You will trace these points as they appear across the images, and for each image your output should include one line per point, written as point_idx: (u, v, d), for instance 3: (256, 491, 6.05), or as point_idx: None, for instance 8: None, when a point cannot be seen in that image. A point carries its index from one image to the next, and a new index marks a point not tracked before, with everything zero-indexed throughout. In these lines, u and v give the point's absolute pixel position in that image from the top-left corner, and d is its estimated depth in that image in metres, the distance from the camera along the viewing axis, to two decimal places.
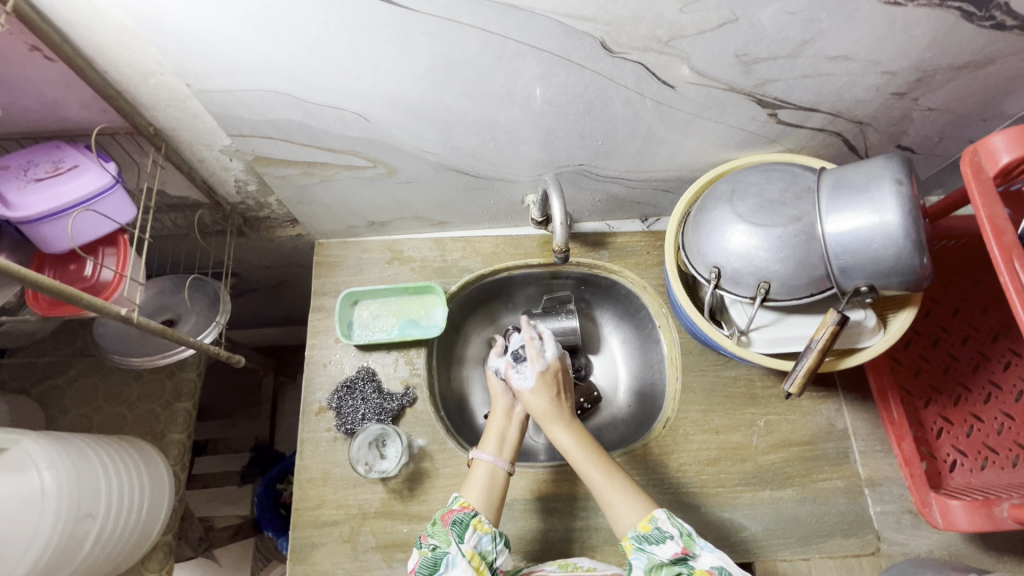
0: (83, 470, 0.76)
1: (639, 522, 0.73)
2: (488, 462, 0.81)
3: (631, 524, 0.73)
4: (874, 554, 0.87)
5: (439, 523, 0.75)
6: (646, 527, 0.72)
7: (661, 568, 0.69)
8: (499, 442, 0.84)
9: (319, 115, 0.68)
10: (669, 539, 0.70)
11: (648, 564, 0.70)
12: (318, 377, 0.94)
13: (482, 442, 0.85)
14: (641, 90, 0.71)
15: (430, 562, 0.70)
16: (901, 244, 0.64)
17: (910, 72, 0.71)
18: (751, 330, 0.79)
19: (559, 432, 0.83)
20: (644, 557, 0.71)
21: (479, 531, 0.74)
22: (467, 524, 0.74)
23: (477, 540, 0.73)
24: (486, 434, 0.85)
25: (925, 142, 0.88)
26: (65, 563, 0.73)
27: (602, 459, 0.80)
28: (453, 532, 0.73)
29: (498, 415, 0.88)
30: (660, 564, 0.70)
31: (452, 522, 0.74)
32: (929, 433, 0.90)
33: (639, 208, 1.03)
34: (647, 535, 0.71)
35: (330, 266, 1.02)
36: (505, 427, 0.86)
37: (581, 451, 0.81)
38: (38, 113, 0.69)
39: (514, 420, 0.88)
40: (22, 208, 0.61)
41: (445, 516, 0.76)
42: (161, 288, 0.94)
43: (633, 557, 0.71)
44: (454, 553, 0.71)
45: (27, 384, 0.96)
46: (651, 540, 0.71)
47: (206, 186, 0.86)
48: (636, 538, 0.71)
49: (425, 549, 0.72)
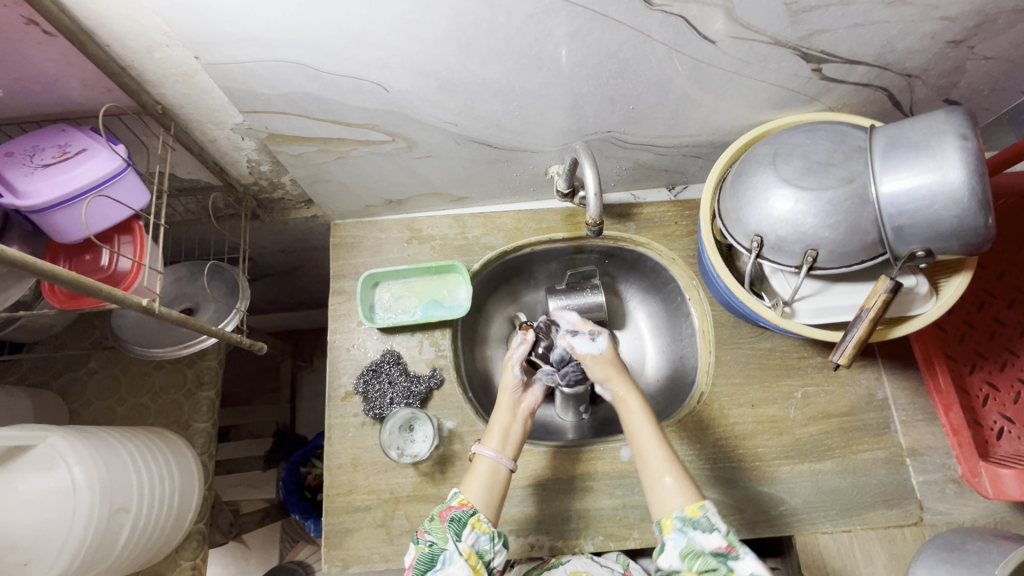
0: (113, 464, 0.75)
1: (687, 506, 0.72)
2: (489, 458, 0.79)
3: (677, 505, 0.73)
4: (917, 524, 0.86)
5: (436, 519, 0.74)
6: (693, 513, 0.71)
7: (699, 557, 0.68)
8: (503, 438, 0.82)
9: (335, 86, 0.64)
10: (715, 532, 0.69)
11: (685, 547, 0.69)
12: (342, 361, 0.92)
13: (486, 437, 0.83)
14: (678, 47, 0.66)
15: (427, 558, 0.69)
16: (965, 204, 0.60)
17: (969, 17, 0.66)
18: (794, 300, 0.76)
19: (629, 402, 0.83)
20: (682, 539, 0.70)
21: (477, 529, 0.72)
22: (465, 522, 0.72)
23: (474, 539, 0.72)
24: (489, 429, 0.83)
25: (975, 95, 0.83)
26: (102, 556, 0.73)
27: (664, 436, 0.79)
28: (451, 530, 0.71)
29: (503, 409, 0.85)
30: (697, 553, 0.69)
31: (450, 520, 0.72)
32: (974, 401, 0.87)
33: (666, 176, 0.99)
34: (695, 521, 0.70)
35: (347, 247, 0.98)
36: (511, 422, 0.84)
37: (644, 421, 0.81)
38: (40, 94, 0.65)
39: (521, 415, 0.86)
40: (32, 197, 0.58)
41: (443, 513, 0.74)
42: (177, 276, 0.91)
43: (670, 537, 0.71)
44: (451, 551, 0.69)
45: (48, 377, 0.95)
46: (697, 526, 0.70)
47: (217, 168, 0.82)
48: (681, 520, 0.71)
49: (422, 545, 0.70)
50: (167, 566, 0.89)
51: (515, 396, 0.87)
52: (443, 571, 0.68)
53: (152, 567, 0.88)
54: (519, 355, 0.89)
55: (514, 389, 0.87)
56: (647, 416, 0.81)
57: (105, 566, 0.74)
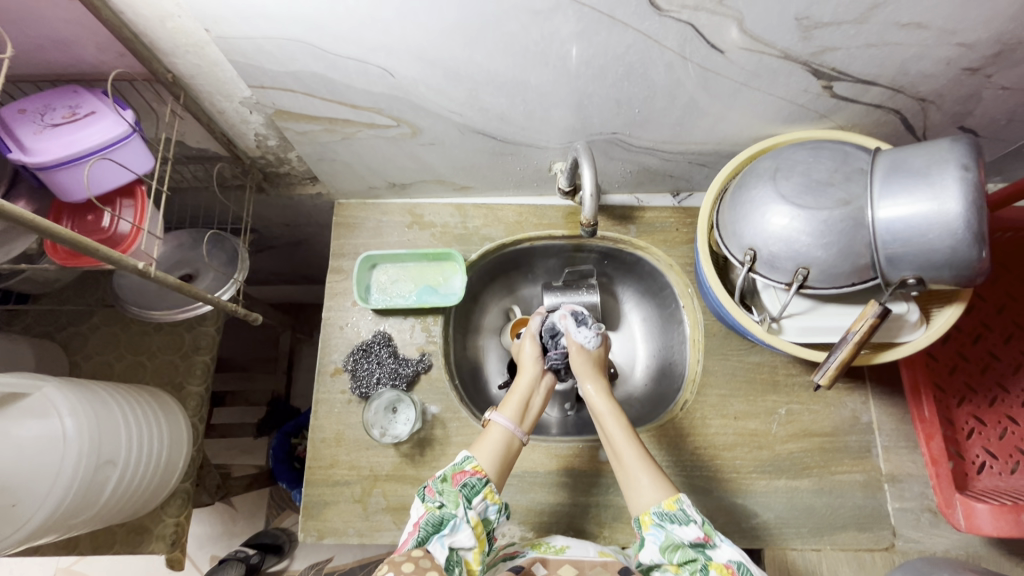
0: (103, 417, 0.77)
1: (664, 500, 0.72)
2: (505, 426, 0.79)
3: (653, 500, 0.73)
4: (888, 549, 0.86)
5: (448, 481, 0.73)
6: (670, 507, 0.71)
7: (677, 550, 0.69)
8: (520, 410, 0.83)
9: (342, 67, 0.65)
10: (693, 523, 0.69)
11: (664, 541, 0.70)
12: (334, 338, 0.94)
13: (503, 406, 0.83)
14: (686, 54, 0.66)
15: (435, 520, 0.68)
16: (959, 236, 0.59)
17: (987, 45, 0.65)
18: (783, 316, 0.76)
19: (598, 403, 0.84)
20: (661, 534, 0.70)
21: (487, 500, 0.72)
22: (477, 489, 0.71)
23: (483, 508, 0.71)
24: (507, 400, 0.84)
25: (991, 124, 0.81)
26: (87, 505, 0.75)
27: (637, 437, 0.79)
28: (462, 495, 0.70)
29: (525, 380, 0.86)
30: (677, 545, 0.70)
31: (462, 485, 0.71)
32: (959, 433, 0.87)
33: (671, 181, 0.99)
34: (671, 515, 0.70)
35: (349, 227, 1.00)
36: (528, 397, 0.85)
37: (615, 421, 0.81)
38: (56, 54, 0.67)
39: (541, 390, 0.88)
40: (39, 154, 0.60)
41: (455, 476, 0.73)
42: (180, 243, 0.93)
43: (649, 531, 0.71)
44: (461, 518, 0.68)
45: (51, 329, 0.98)
46: (674, 520, 0.70)
47: (225, 139, 0.84)
48: (659, 515, 0.71)
49: (431, 505, 0.70)
50: (152, 521, 0.92)
51: (539, 371, 0.88)
52: (449, 536, 0.68)
53: (137, 520, 0.92)
54: (536, 327, 0.92)
55: (535, 365, 0.88)
56: (617, 416, 0.82)
57: (90, 515, 0.76)
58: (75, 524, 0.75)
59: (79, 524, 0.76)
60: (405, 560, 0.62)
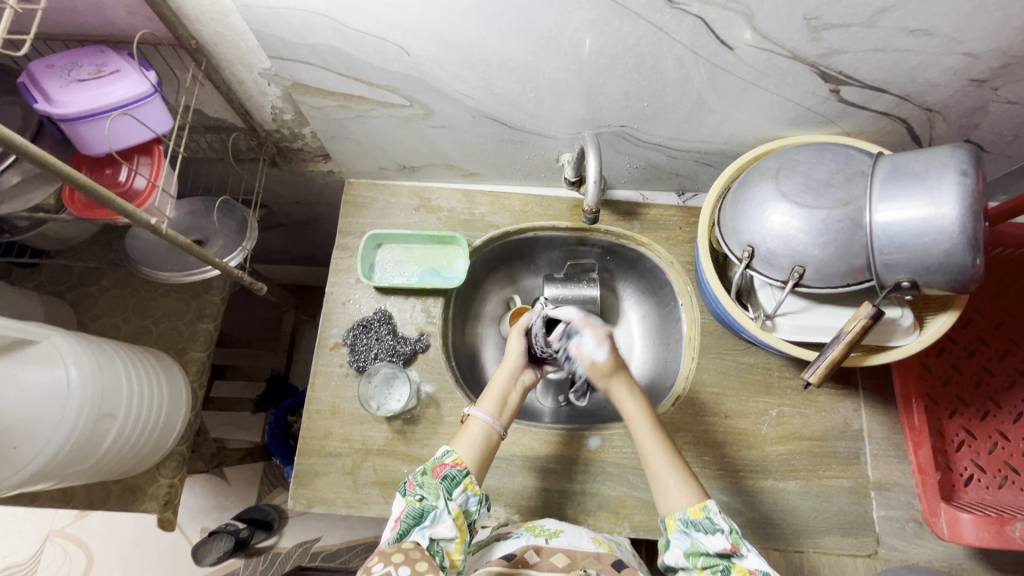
0: (106, 371, 0.80)
1: (691, 507, 0.71)
2: (483, 421, 0.78)
3: (680, 506, 0.72)
4: (871, 556, 0.86)
5: (428, 474, 0.72)
6: (696, 514, 0.70)
7: (702, 556, 0.68)
8: (500, 404, 0.81)
9: (359, 43, 0.67)
10: (719, 533, 0.68)
11: (689, 548, 0.69)
12: (336, 313, 0.96)
13: (481, 400, 0.81)
14: (696, 49, 0.67)
15: (416, 512, 0.67)
16: (954, 241, 0.60)
17: (994, 57, 0.66)
18: (777, 315, 0.78)
19: (628, 402, 0.81)
20: (686, 540, 0.70)
21: (467, 491, 0.71)
22: (458, 481, 0.71)
23: (464, 499, 0.71)
24: (487, 392, 0.82)
25: (998, 140, 0.82)
26: (85, 456, 0.77)
27: (666, 437, 0.78)
28: (443, 487, 0.69)
29: (503, 374, 0.84)
30: (701, 552, 0.68)
31: (443, 477, 0.71)
32: (948, 445, 0.87)
33: (677, 180, 1.00)
34: (697, 522, 0.69)
35: (358, 207, 1.02)
36: (508, 387, 0.83)
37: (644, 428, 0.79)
38: (87, 15, 0.70)
39: (520, 386, 0.84)
40: (62, 106, 0.62)
41: (435, 468, 0.72)
42: (192, 209, 0.96)
43: (674, 536, 0.70)
44: (442, 509, 0.68)
45: (62, 288, 1.00)
46: (699, 527, 0.69)
47: (242, 109, 0.87)
48: (684, 521, 0.70)
49: (411, 499, 0.69)
50: (147, 480, 0.94)
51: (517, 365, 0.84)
52: (430, 528, 0.66)
53: (132, 479, 0.94)
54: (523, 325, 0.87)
55: (519, 359, 0.85)
56: (646, 416, 0.80)
57: (87, 467, 0.79)
58: (72, 474, 0.77)
59: (75, 475, 0.78)
60: (395, 552, 0.60)
